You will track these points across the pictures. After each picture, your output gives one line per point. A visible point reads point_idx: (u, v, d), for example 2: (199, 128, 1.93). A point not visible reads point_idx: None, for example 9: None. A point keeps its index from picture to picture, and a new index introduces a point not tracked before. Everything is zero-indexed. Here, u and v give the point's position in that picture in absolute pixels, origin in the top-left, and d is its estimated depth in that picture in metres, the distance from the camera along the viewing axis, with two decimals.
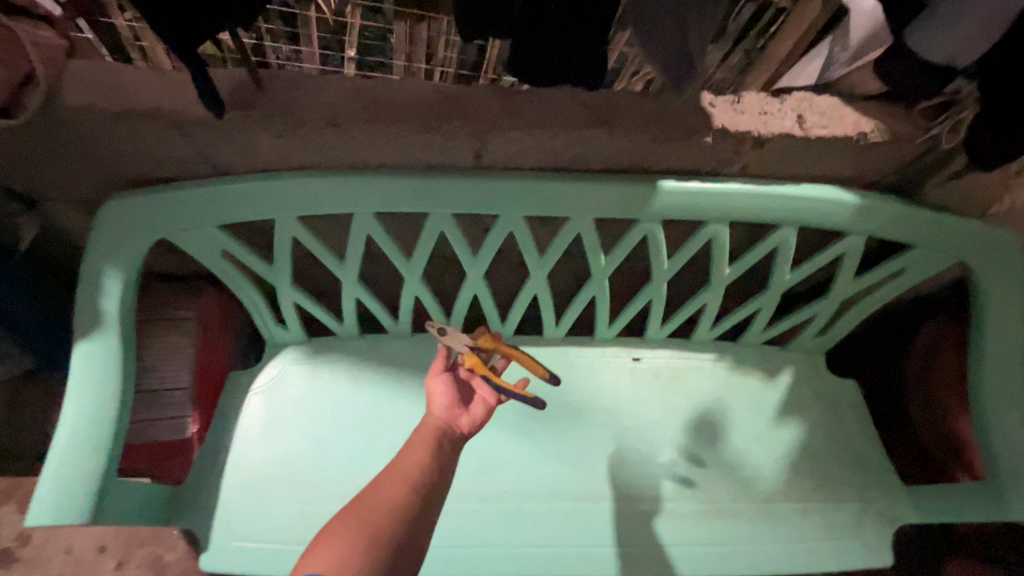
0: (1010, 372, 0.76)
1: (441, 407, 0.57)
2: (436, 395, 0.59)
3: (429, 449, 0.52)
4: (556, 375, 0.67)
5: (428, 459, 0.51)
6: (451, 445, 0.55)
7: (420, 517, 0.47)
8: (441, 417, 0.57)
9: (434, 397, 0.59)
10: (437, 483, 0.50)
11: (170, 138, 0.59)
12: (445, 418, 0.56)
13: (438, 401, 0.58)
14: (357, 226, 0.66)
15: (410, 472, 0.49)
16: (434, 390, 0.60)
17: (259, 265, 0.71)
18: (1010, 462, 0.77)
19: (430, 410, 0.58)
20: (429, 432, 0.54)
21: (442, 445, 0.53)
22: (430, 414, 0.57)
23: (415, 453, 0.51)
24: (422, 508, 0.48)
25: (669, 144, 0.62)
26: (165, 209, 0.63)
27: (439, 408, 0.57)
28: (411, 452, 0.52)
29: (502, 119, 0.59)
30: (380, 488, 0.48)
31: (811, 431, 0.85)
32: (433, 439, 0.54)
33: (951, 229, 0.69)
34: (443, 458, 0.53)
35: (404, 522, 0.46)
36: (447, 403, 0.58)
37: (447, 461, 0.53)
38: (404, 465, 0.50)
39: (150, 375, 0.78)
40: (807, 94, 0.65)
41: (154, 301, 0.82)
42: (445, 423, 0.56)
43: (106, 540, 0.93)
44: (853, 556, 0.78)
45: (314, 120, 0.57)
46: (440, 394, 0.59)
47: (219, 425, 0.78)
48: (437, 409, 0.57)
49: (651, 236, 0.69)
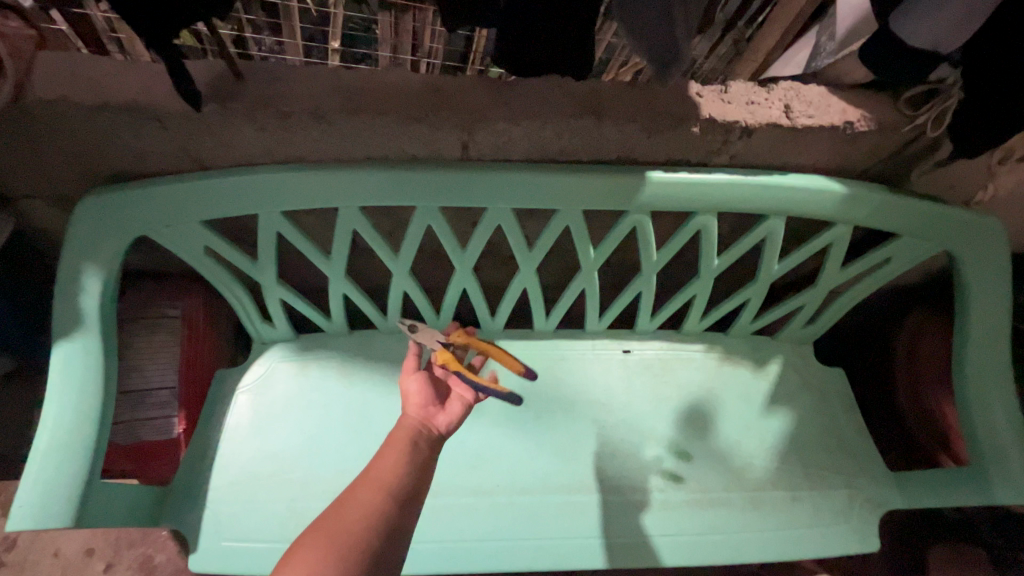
0: (992, 358, 0.77)
1: (418, 407, 0.57)
2: (411, 395, 0.59)
3: (405, 451, 0.52)
4: (532, 370, 0.71)
5: (405, 463, 0.51)
6: (428, 446, 0.54)
7: (397, 523, 0.47)
8: (416, 416, 0.56)
9: (409, 397, 0.59)
10: (414, 488, 0.50)
11: (147, 131, 0.57)
12: (421, 417, 0.56)
13: (413, 401, 0.58)
14: (344, 221, 0.65)
15: (386, 478, 0.49)
16: (409, 390, 0.59)
17: (244, 262, 0.70)
18: (997, 448, 0.77)
19: (407, 409, 0.57)
20: (407, 434, 0.54)
21: (418, 447, 0.53)
22: (406, 414, 0.57)
23: (392, 458, 0.51)
24: (399, 514, 0.47)
25: (658, 134, 0.62)
26: (146, 205, 0.61)
27: (414, 406, 0.57)
28: (386, 456, 0.51)
29: (489, 110, 0.59)
30: (354, 496, 0.47)
31: (800, 420, 0.86)
32: (410, 441, 0.53)
33: (937, 217, 0.70)
34: (421, 460, 0.52)
35: (380, 530, 0.45)
36: (422, 402, 0.58)
37: (425, 464, 0.53)
38: (379, 471, 0.49)
39: (135, 374, 0.76)
40: (794, 83, 0.64)
41: (135, 299, 0.80)
42: (421, 423, 0.56)
43: (94, 543, 0.93)
44: (842, 541, 0.79)
45: (297, 112, 0.56)
46: (415, 392, 0.59)
47: (207, 425, 0.76)
48: (413, 410, 0.57)
49: (640, 227, 0.68)
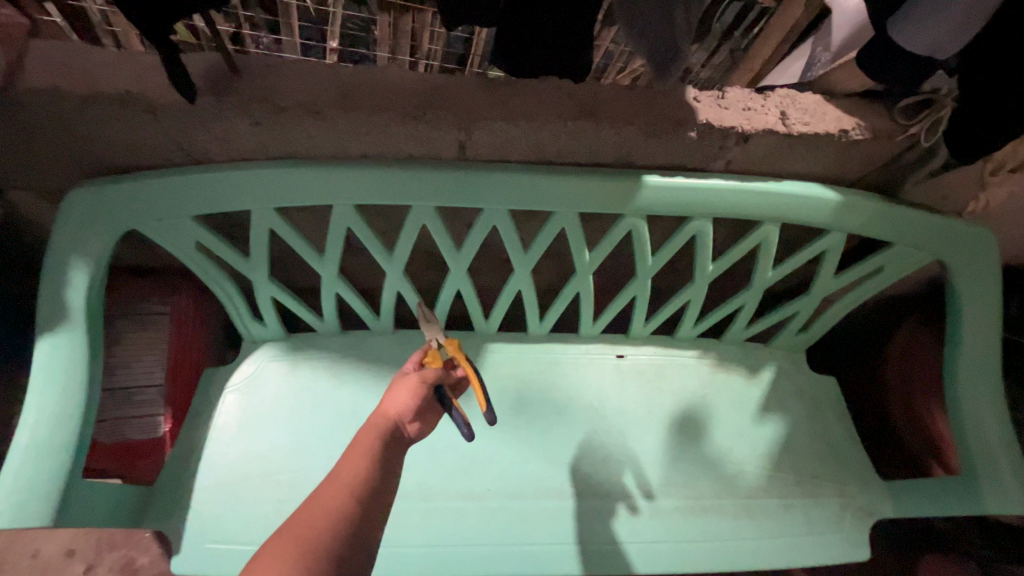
0: (982, 366, 0.78)
1: (397, 405, 0.54)
2: (396, 394, 0.55)
3: (371, 452, 0.48)
4: (494, 415, 0.62)
5: (371, 463, 0.47)
6: (396, 448, 0.51)
7: (364, 522, 0.43)
8: (393, 416, 0.53)
9: (391, 395, 0.56)
10: (382, 487, 0.46)
11: (141, 123, 0.56)
12: (399, 417, 0.53)
13: (396, 398, 0.55)
14: (337, 219, 0.64)
15: (350, 479, 0.45)
16: (396, 390, 0.56)
17: (235, 258, 0.69)
18: (990, 459, 0.77)
19: (380, 409, 0.54)
20: (373, 435, 0.50)
21: (387, 448, 0.50)
22: (381, 413, 0.53)
23: (356, 459, 0.47)
24: (366, 516, 0.43)
25: (655, 138, 0.62)
26: (138, 198, 0.60)
27: (396, 407, 0.54)
28: (351, 457, 0.48)
29: (487, 109, 0.58)
30: (319, 496, 0.43)
31: (791, 427, 0.86)
32: (376, 441, 0.50)
33: (930, 228, 0.70)
34: (386, 461, 0.49)
35: (347, 533, 0.41)
36: (409, 404, 0.55)
37: (392, 465, 0.49)
38: (342, 472, 0.46)
39: (121, 371, 0.74)
40: (790, 91, 0.64)
41: (124, 294, 0.78)
42: (396, 424, 0.52)
43: (75, 544, 0.91)
44: (833, 550, 0.79)
45: (294, 107, 0.55)
46: (405, 389, 0.56)
47: (193, 424, 0.75)
48: (391, 408, 0.53)
49: (636, 231, 0.68)
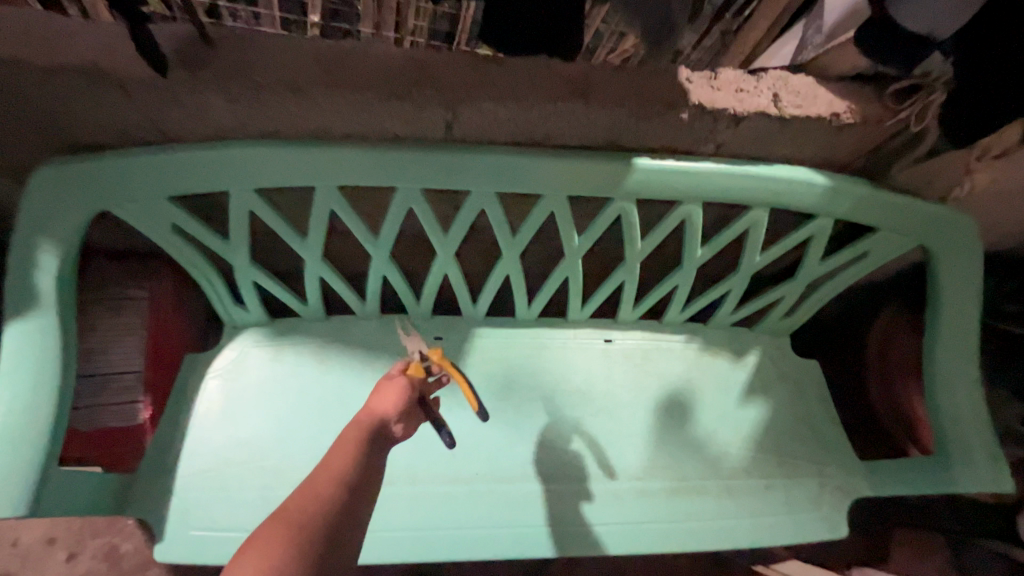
0: (961, 350, 0.79)
1: (384, 404, 0.52)
2: (384, 394, 0.53)
3: (356, 450, 0.47)
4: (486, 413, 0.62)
5: (356, 460, 0.46)
6: (382, 446, 0.49)
7: (350, 520, 0.42)
8: (382, 414, 0.51)
9: (377, 394, 0.53)
10: (367, 487, 0.45)
11: (111, 99, 0.54)
12: (389, 416, 0.51)
13: (385, 398, 0.52)
14: (320, 201, 0.63)
15: (333, 476, 0.44)
16: (384, 389, 0.53)
17: (214, 241, 0.67)
18: (964, 440, 0.79)
19: (368, 407, 0.52)
20: (358, 433, 0.48)
21: (373, 446, 0.48)
22: (369, 410, 0.51)
23: (342, 458, 0.46)
24: (352, 514, 0.42)
25: (646, 120, 0.61)
26: (110, 178, 0.58)
27: (386, 407, 0.51)
28: (336, 455, 0.46)
29: (476, 88, 0.56)
30: (304, 493, 0.42)
31: (774, 410, 0.87)
32: (362, 440, 0.48)
33: (915, 213, 0.71)
34: (370, 459, 0.47)
35: (334, 530, 0.40)
36: (399, 404, 0.52)
37: (376, 464, 0.48)
38: (327, 470, 0.44)
39: (97, 356, 0.72)
40: (783, 73, 0.63)
41: (97, 279, 0.74)
42: (383, 423, 0.50)
43: (56, 532, 0.90)
44: (811, 528, 0.81)
45: (273, 85, 0.53)
46: (392, 389, 0.53)
47: (176, 411, 0.74)
48: (380, 405, 0.51)
49: (626, 215, 0.68)
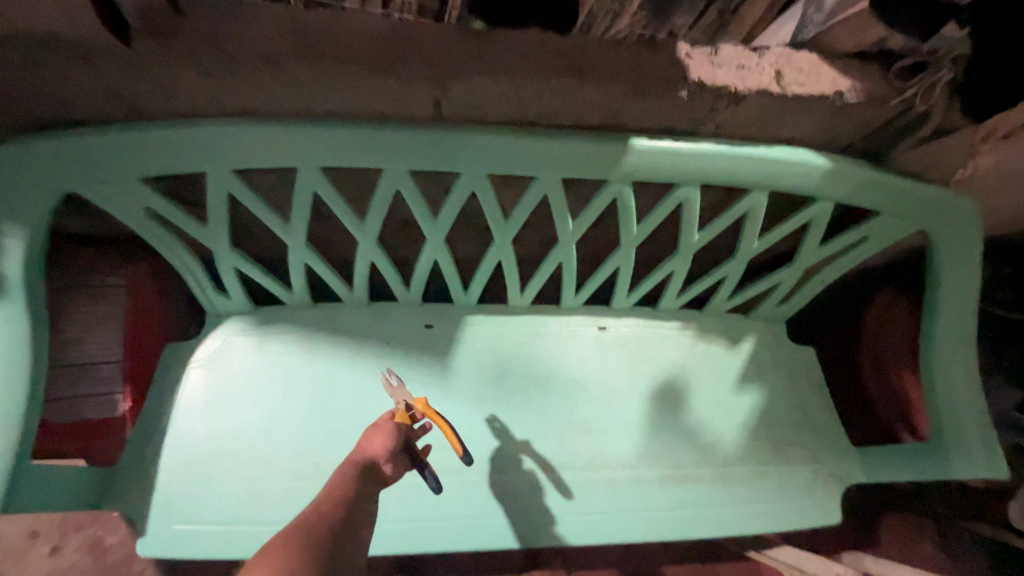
0: (957, 336, 0.78)
1: (375, 442, 0.57)
2: (375, 436, 0.58)
3: (355, 474, 0.53)
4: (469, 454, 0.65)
5: (355, 480, 0.52)
6: (376, 474, 0.55)
7: (357, 525, 0.47)
8: (374, 453, 0.56)
9: (368, 437, 0.58)
10: (366, 502, 0.50)
11: (74, 72, 0.50)
12: (380, 453, 0.56)
13: (376, 440, 0.57)
14: (303, 183, 0.60)
15: (337, 492, 0.49)
16: (374, 432, 0.59)
17: (192, 226, 0.64)
18: (957, 426, 0.79)
19: (359, 448, 0.57)
20: (354, 463, 0.54)
21: (369, 473, 0.54)
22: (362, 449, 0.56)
23: (343, 480, 0.51)
24: (357, 520, 0.47)
25: (644, 98, 0.58)
26: (77, 158, 0.55)
27: (377, 446, 0.57)
28: (337, 479, 0.52)
29: (465, 63, 0.53)
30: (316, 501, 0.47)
31: (769, 397, 0.86)
32: (359, 467, 0.54)
33: (916, 196, 0.69)
34: (366, 484, 0.53)
35: (344, 526, 0.45)
36: (388, 443, 0.57)
37: (372, 487, 0.53)
38: (331, 488, 0.50)
39: (72, 347, 0.69)
40: (786, 49, 0.60)
41: (69, 266, 0.71)
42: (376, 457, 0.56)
43: (39, 524, 0.88)
44: (805, 515, 0.81)
45: (248, 57, 0.50)
46: (381, 432, 0.59)
47: (158, 402, 0.72)
48: (372, 443, 0.57)
49: (621, 198, 0.65)
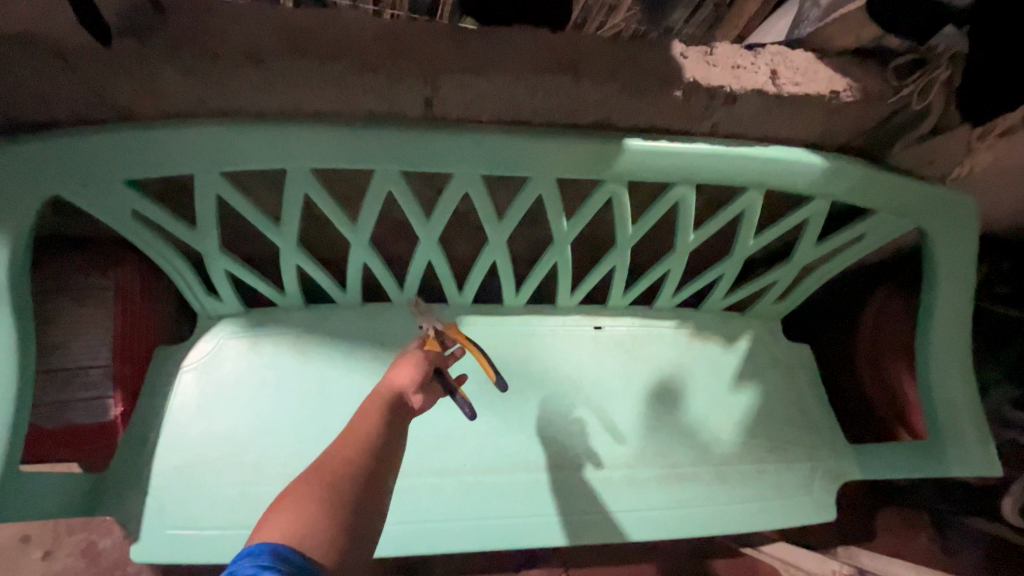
0: (953, 334, 0.78)
1: (402, 375, 0.51)
2: (401, 369, 0.52)
3: (381, 414, 0.48)
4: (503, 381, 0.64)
5: (380, 423, 0.47)
6: (403, 414, 0.50)
7: (375, 485, 0.44)
8: (399, 388, 0.50)
9: (396, 367, 0.53)
10: (389, 454, 0.46)
11: (51, 72, 0.49)
12: (405, 390, 0.50)
13: (401, 374, 0.52)
14: (293, 184, 0.59)
15: (358, 442, 0.46)
16: (401, 364, 0.53)
17: (180, 228, 0.63)
18: (953, 423, 0.79)
19: (386, 378, 0.52)
20: (378, 403, 0.49)
21: (395, 413, 0.49)
22: (387, 382, 0.51)
23: (367, 422, 0.47)
24: (376, 478, 0.44)
25: (640, 96, 0.57)
26: (57, 161, 0.53)
27: (402, 381, 0.51)
28: (361, 420, 0.48)
29: (456, 61, 0.52)
30: (332, 456, 0.45)
31: (765, 395, 0.86)
32: (384, 407, 0.49)
33: (911, 194, 0.69)
34: (392, 426, 0.48)
35: (358, 493, 0.43)
36: (414, 379, 0.51)
37: (399, 430, 0.49)
38: (352, 436, 0.46)
39: (59, 351, 0.67)
40: (782, 48, 0.60)
41: (56, 270, 0.69)
42: (403, 393, 0.50)
43: (31, 529, 0.87)
44: (802, 512, 0.81)
45: (231, 54, 0.48)
46: (410, 363, 0.53)
47: (148, 407, 0.71)
48: (399, 376, 0.51)
49: (617, 198, 0.65)
